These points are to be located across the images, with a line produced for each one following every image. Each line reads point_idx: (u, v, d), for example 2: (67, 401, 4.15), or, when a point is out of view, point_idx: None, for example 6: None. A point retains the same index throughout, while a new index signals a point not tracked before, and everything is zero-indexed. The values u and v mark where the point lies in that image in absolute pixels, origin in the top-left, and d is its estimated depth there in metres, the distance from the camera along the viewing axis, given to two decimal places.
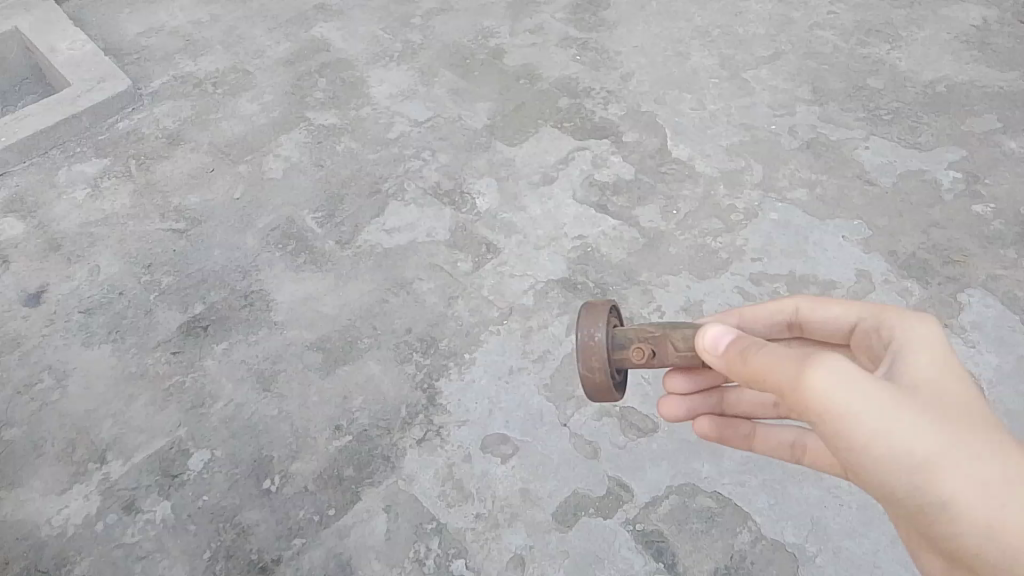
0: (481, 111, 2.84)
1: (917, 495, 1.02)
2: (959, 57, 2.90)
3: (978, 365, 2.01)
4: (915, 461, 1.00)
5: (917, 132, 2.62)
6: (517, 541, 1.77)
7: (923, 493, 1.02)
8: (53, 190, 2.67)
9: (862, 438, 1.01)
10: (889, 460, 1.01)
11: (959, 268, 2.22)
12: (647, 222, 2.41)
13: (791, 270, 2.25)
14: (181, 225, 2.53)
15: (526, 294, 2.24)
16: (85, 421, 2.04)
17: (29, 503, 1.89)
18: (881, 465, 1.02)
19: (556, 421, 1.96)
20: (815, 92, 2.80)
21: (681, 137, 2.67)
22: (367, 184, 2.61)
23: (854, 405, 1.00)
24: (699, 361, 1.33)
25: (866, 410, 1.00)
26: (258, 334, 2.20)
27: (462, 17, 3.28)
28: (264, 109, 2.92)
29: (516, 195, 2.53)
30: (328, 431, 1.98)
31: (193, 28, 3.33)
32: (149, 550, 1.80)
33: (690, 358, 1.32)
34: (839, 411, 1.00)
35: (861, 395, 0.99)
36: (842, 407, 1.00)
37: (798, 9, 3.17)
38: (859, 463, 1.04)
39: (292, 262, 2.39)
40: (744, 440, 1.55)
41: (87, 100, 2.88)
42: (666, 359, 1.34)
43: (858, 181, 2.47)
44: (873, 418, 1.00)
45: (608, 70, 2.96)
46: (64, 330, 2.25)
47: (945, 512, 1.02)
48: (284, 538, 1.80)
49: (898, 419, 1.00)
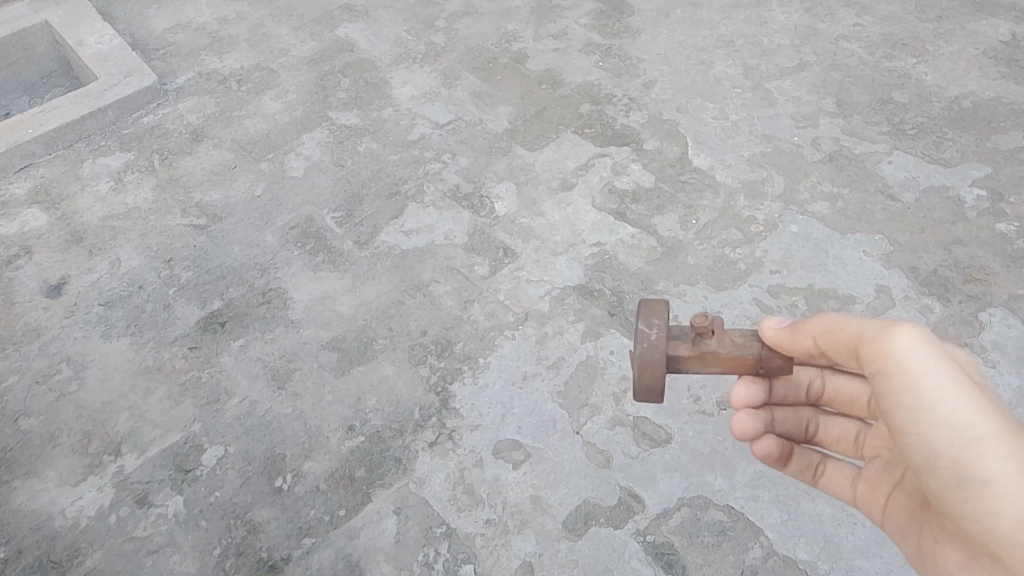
0: (502, 115, 2.84)
1: (958, 470, 1.08)
2: (987, 72, 2.87)
3: (998, 385, 1.98)
4: (964, 435, 1.07)
5: (942, 148, 2.59)
6: (526, 548, 1.76)
7: (964, 472, 1.07)
8: (77, 183, 2.70)
9: (920, 402, 1.10)
10: (939, 428, 1.08)
11: (981, 287, 2.20)
12: (666, 231, 2.40)
13: (810, 283, 2.23)
14: (202, 221, 2.55)
15: (542, 300, 2.24)
16: (102, 413, 2.06)
17: (44, 493, 1.91)
18: (930, 431, 1.09)
19: (568, 428, 1.96)
20: (839, 105, 2.78)
21: (703, 147, 2.66)
22: (386, 185, 2.62)
23: (925, 369, 1.10)
24: (748, 363, 1.32)
25: (932, 375, 1.10)
26: (275, 332, 2.21)
27: (486, 20, 3.29)
28: (287, 108, 2.94)
29: (535, 200, 2.53)
30: (341, 431, 1.98)
31: (219, 25, 3.36)
32: (161, 544, 1.81)
33: (744, 353, 1.32)
34: (907, 370, 1.11)
35: (932, 362, 1.10)
36: (911, 366, 1.11)
37: (824, 21, 3.15)
38: (910, 432, 1.12)
39: (310, 261, 2.40)
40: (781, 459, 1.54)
41: (114, 94, 2.92)
42: (722, 347, 1.31)
43: (880, 196, 2.45)
44: (936, 384, 1.09)
45: (631, 77, 2.95)
46: (84, 321, 2.28)
47: (981, 495, 1.06)
48: (294, 537, 1.81)
49: (958, 392, 1.08)
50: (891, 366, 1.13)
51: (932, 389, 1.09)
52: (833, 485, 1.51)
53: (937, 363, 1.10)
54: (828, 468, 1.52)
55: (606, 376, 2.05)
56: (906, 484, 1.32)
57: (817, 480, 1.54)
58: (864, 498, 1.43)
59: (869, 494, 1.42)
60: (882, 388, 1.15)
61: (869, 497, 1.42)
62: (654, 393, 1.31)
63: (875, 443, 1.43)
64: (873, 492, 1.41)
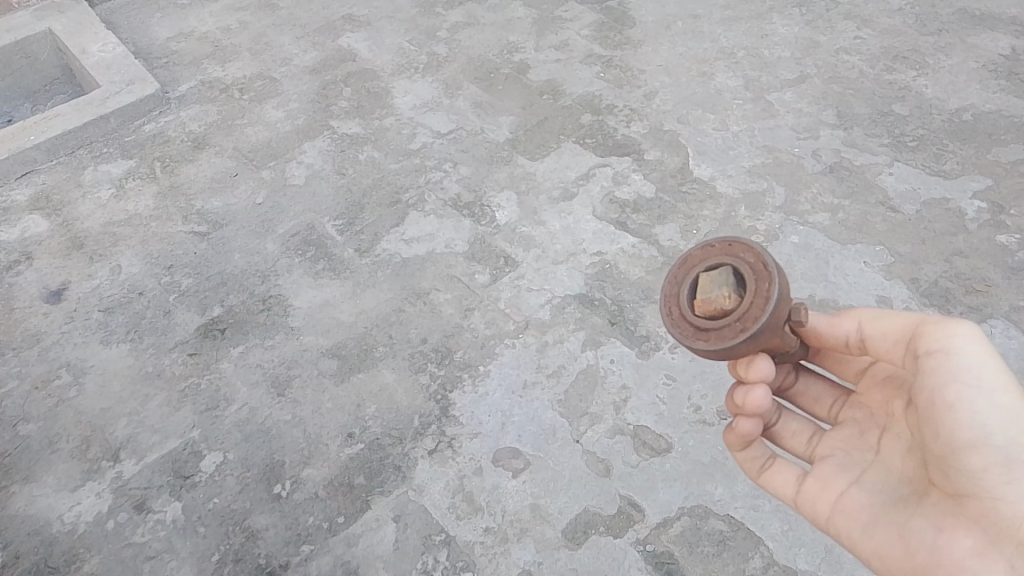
0: (504, 125, 2.85)
1: (1004, 449, 1.13)
2: (986, 86, 2.88)
3: None
4: (1016, 419, 1.14)
5: (942, 160, 2.60)
6: (526, 557, 1.75)
7: (1009, 450, 1.13)
8: (78, 189, 2.71)
9: (976, 381, 1.16)
10: (993, 407, 1.15)
11: (981, 298, 2.20)
12: (667, 241, 2.41)
13: (811, 294, 2.23)
14: (203, 228, 2.55)
15: (543, 309, 2.24)
16: (100, 419, 2.05)
17: (41, 499, 1.90)
18: (984, 409, 1.15)
19: (568, 436, 1.95)
20: (840, 116, 2.79)
21: (703, 157, 2.67)
22: (388, 194, 2.62)
23: (983, 358, 1.18)
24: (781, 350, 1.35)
25: (988, 362, 1.18)
26: (275, 339, 2.21)
27: (488, 31, 3.31)
28: (290, 116, 2.95)
29: (536, 210, 2.54)
30: (340, 438, 1.98)
31: (222, 34, 3.38)
32: (158, 551, 1.80)
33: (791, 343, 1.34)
34: (965, 353, 1.18)
35: (989, 352, 1.19)
36: (970, 350, 1.19)
37: (824, 34, 3.17)
38: (962, 406, 1.16)
39: (310, 268, 2.40)
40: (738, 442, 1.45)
41: (117, 101, 2.93)
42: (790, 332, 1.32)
43: (880, 208, 2.46)
44: (990, 370, 1.17)
45: (632, 88, 2.97)
46: (83, 327, 2.27)
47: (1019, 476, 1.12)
48: (292, 544, 1.80)
49: (1008, 382, 1.16)
50: (949, 348, 1.20)
51: (986, 375, 1.17)
52: (778, 477, 1.45)
53: (992, 354, 1.19)
54: (777, 461, 1.47)
55: (607, 385, 2.05)
56: (869, 481, 1.34)
57: (761, 472, 1.48)
58: (811, 494, 1.40)
59: (817, 489, 1.40)
60: (936, 367, 1.20)
61: (816, 494, 1.39)
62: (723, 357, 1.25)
63: (831, 445, 1.44)
64: (823, 487, 1.39)
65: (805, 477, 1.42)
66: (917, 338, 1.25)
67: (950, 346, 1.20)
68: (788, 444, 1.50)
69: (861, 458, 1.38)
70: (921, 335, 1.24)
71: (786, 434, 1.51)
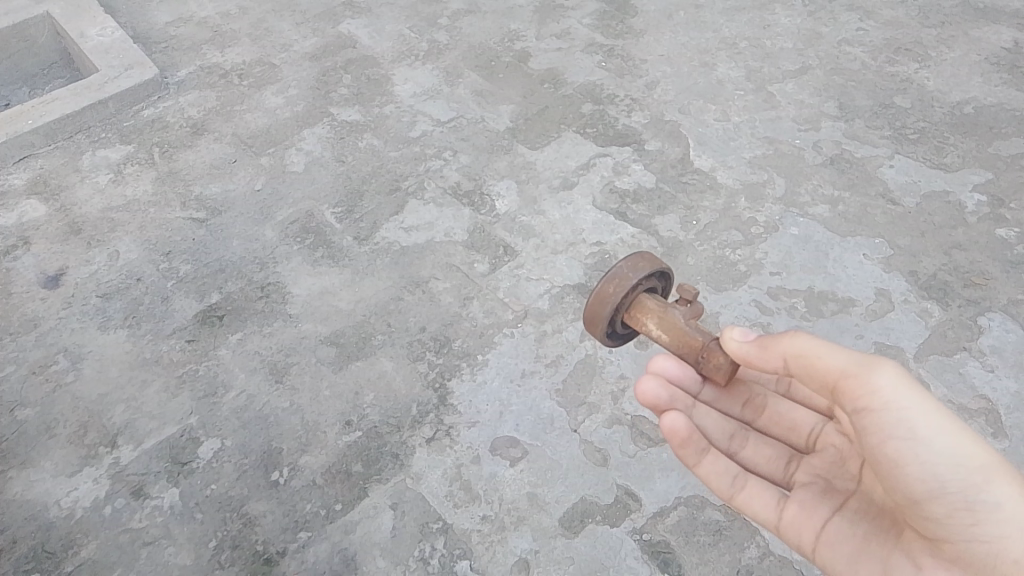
0: (504, 114, 2.84)
1: (961, 495, 1.20)
2: (989, 79, 2.87)
3: (996, 390, 1.97)
4: (963, 461, 1.20)
5: (943, 152, 2.60)
6: (523, 545, 1.76)
7: (965, 495, 1.19)
8: (76, 175, 2.69)
9: (913, 430, 1.22)
10: (940, 454, 1.21)
11: (980, 292, 2.20)
12: (666, 231, 2.40)
13: (811, 286, 2.23)
14: (202, 215, 2.55)
15: (542, 299, 2.24)
16: (98, 405, 2.05)
17: (39, 484, 1.91)
18: (931, 459, 1.21)
19: (566, 426, 1.95)
20: (841, 108, 2.78)
21: (704, 148, 2.67)
22: (387, 182, 2.61)
23: (911, 404, 1.23)
24: (696, 343, 1.46)
25: (919, 409, 1.23)
26: (273, 326, 2.21)
27: (489, 18, 3.29)
28: (288, 103, 2.94)
29: (536, 199, 2.53)
30: (338, 425, 1.98)
31: (222, 19, 3.36)
32: (156, 537, 1.80)
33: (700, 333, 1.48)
34: (893, 404, 1.24)
35: (914, 393, 1.24)
36: (896, 400, 1.24)
37: (827, 25, 3.16)
38: (912, 460, 1.23)
39: (309, 256, 2.40)
40: (699, 452, 1.51)
41: (115, 86, 2.91)
42: (681, 319, 1.49)
43: (881, 200, 2.45)
44: (927, 415, 1.23)
45: (633, 78, 2.96)
46: (81, 313, 2.27)
47: (981, 518, 1.19)
48: (290, 531, 1.80)
49: (948, 422, 1.23)
50: (879, 400, 1.25)
51: (921, 423, 1.22)
52: (754, 505, 1.51)
53: (921, 395, 1.24)
54: (750, 486, 1.52)
55: (604, 375, 2.05)
56: (849, 510, 1.42)
57: (736, 500, 1.52)
58: (794, 523, 1.47)
59: (799, 517, 1.46)
60: (873, 423, 1.27)
61: (800, 523, 1.46)
62: (607, 305, 1.51)
63: (813, 472, 1.52)
64: (805, 515, 1.45)
65: (784, 503, 1.49)
66: (844, 389, 1.30)
67: (881, 399, 1.25)
68: (764, 468, 1.59)
69: (842, 487, 1.46)
70: (846, 389, 1.30)
71: (762, 459, 1.59)
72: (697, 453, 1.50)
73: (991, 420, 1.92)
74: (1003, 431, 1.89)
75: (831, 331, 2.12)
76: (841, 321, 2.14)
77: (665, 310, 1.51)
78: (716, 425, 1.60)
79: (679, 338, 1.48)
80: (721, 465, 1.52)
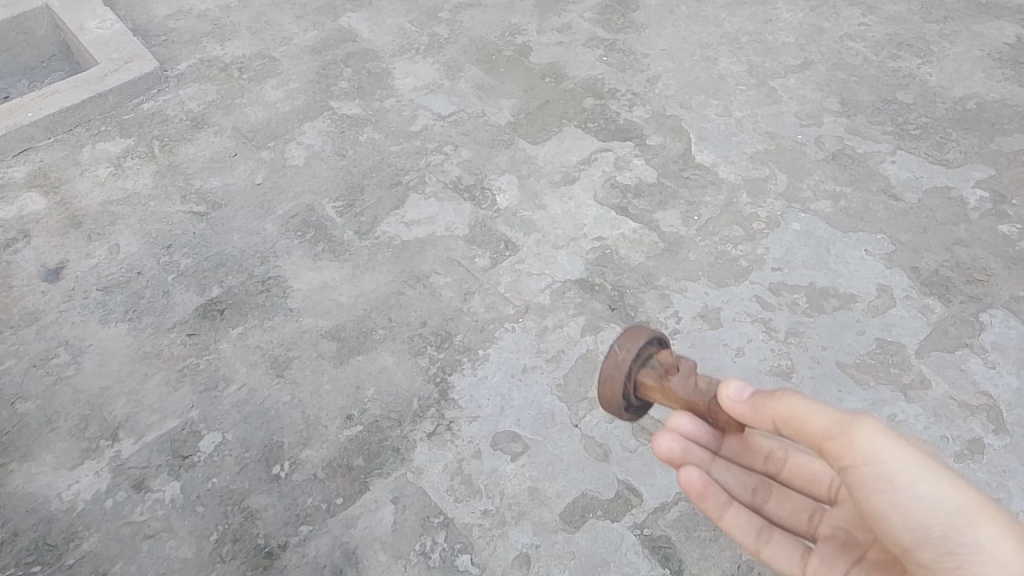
0: (505, 108, 2.83)
1: (945, 538, 1.12)
2: (991, 75, 2.87)
3: (998, 387, 1.97)
4: (947, 508, 1.12)
5: (945, 148, 2.59)
6: (524, 540, 1.76)
7: (949, 539, 1.12)
8: (76, 168, 2.69)
9: (894, 482, 1.15)
10: (922, 502, 1.13)
11: (981, 288, 2.20)
12: (668, 226, 2.40)
13: (812, 282, 2.23)
14: (202, 209, 2.54)
15: (543, 294, 2.24)
16: (99, 398, 2.05)
17: (40, 477, 1.90)
18: (913, 509, 1.14)
19: (567, 421, 1.95)
20: (843, 104, 2.77)
21: (706, 143, 2.66)
22: (388, 176, 2.61)
23: (889, 455, 1.16)
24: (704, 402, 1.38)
25: (898, 460, 1.15)
26: (274, 320, 2.21)
27: (490, 12, 3.28)
28: (289, 97, 2.93)
29: (537, 194, 2.53)
30: (339, 419, 1.98)
31: (222, 12, 3.35)
32: (157, 530, 1.80)
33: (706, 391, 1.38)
34: (875, 459, 1.17)
35: (894, 444, 1.16)
36: (876, 454, 1.16)
37: (829, 20, 3.15)
38: (895, 511, 1.15)
39: (310, 250, 2.39)
40: (720, 506, 1.51)
41: (115, 79, 2.89)
42: (681, 386, 1.39)
43: (882, 196, 2.45)
44: (907, 464, 1.15)
45: (635, 72, 2.95)
46: (81, 306, 2.27)
47: (968, 561, 1.11)
48: (291, 524, 1.80)
49: (930, 470, 1.15)
50: (861, 459, 1.18)
51: (900, 472, 1.15)
52: (778, 559, 1.48)
53: (901, 445, 1.16)
54: (773, 540, 1.50)
55: None
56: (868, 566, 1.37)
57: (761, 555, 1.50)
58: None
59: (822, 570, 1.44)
60: (856, 479, 1.19)
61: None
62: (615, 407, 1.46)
63: (833, 523, 1.47)
64: (827, 568, 1.43)
65: (808, 556, 1.46)
66: (828, 447, 1.22)
67: (862, 453, 1.17)
68: (789, 520, 1.55)
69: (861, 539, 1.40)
70: (830, 446, 1.22)
71: (787, 512, 1.56)
72: (719, 507, 1.51)
73: (992, 417, 1.92)
74: (1004, 428, 1.90)
75: (833, 327, 2.12)
76: (843, 317, 2.14)
77: (664, 382, 1.41)
78: (735, 478, 1.57)
79: (686, 403, 1.40)
80: (741, 521, 1.51)
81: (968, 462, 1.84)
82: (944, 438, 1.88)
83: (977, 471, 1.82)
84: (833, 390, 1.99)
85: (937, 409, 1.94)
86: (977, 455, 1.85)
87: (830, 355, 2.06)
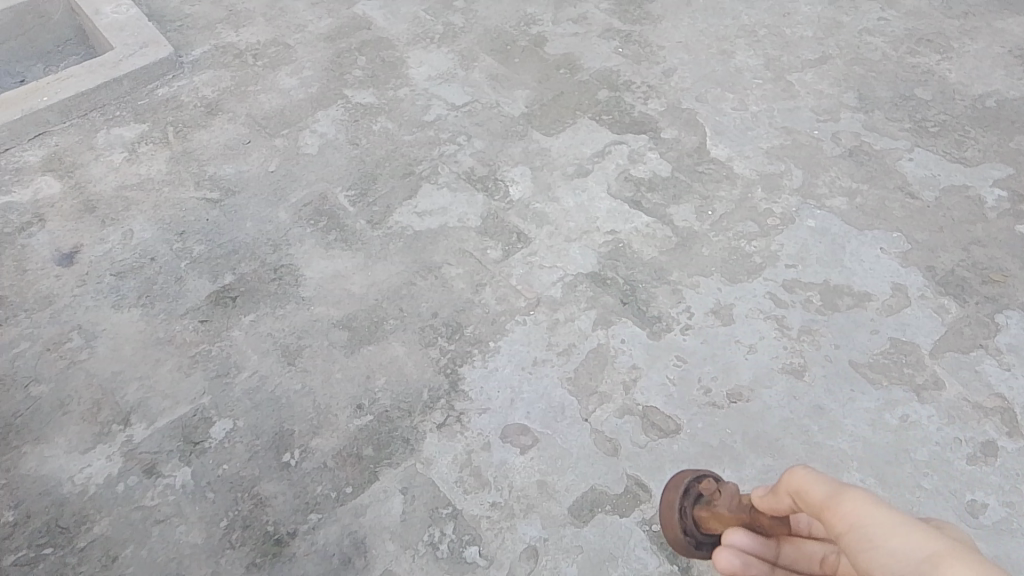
0: (519, 99, 2.82)
1: None
2: (1012, 72, 2.83)
3: (1012, 389, 1.96)
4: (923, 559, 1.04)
5: (963, 146, 2.56)
6: (532, 532, 1.76)
7: None
8: (90, 152, 2.70)
9: (874, 542, 1.09)
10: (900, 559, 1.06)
11: (998, 289, 2.17)
12: (681, 221, 2.39)
13: (826, 279, 2.22)
14: (215, 195, 2.54)
15: (554, 286, 2.23)
16: (112, 382, 2.06)
17: (53, 460, 1.92)
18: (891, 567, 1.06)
19: (577, 415, 1.95)
20: (861, 99, 2.74)
21: (721, 137, 2.64)
22: (401, 166, 2.60)
23: (869, 517, 1.11)
24: None
25: (876, 520, 1.10)
26: (285, 308, 2.21)
27: (506, 1, 3.26)
28: (303, 84, 2.93)
29: (550, 186, 2.52)
30: (350, 409, 1.99)
31: None
32: (168, 515, 1.81)
33: None
34: (858, 522, 1.11)
35: (876, 507, 1.11)
36: (858, 517, 1.12)
37: (848, 14, 3.11)
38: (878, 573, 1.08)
39: (322, 239, 2.39)
40: None
41: (130, 64, 2.90)
42: None
43: (899, 193, 2.43)
44: (886, 523, 1.09)
45: (650, 65, 2.93)
46: (95, 291, 2.28)
47: None
48: (301, 512, 1.81)
49: (907, 527, 1.08)
50: (846, 524, 1.13)
51: (878, 530, 1.09)
52: None
53: (885, 510, 1.10)
54: None
55: (617, 365, 2.05)
56: None
57: None
58: None
59: None
60: (847, 548, 1.13)
61: None
62: None
63: None
64: None
65: None
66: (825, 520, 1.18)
67: (847, 520, 1.13)
68: None
69: None
70: (824, 519, 1.18)
71: None
72: None
73: (1005, 419, 1.90)
74: (1017, 430, 1.88)
75: (846, 325, 2.10)
76: (856, 316, 2.13)
77: None
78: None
79: None
80: None
81: (980, 464, 1.83)
82: (956, 440, 1.87)
83: (989, 474, 1.81)
84: (845, 389, 1.98)
85: (950, 410, 1.92)
86: (990, 458, 1.84)
87: (843, 354, 2.04)
